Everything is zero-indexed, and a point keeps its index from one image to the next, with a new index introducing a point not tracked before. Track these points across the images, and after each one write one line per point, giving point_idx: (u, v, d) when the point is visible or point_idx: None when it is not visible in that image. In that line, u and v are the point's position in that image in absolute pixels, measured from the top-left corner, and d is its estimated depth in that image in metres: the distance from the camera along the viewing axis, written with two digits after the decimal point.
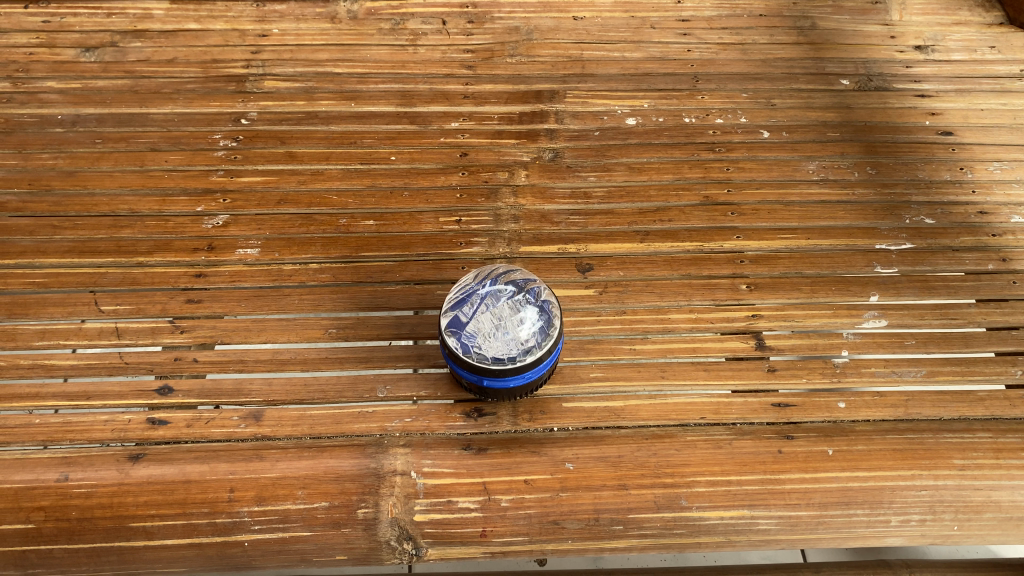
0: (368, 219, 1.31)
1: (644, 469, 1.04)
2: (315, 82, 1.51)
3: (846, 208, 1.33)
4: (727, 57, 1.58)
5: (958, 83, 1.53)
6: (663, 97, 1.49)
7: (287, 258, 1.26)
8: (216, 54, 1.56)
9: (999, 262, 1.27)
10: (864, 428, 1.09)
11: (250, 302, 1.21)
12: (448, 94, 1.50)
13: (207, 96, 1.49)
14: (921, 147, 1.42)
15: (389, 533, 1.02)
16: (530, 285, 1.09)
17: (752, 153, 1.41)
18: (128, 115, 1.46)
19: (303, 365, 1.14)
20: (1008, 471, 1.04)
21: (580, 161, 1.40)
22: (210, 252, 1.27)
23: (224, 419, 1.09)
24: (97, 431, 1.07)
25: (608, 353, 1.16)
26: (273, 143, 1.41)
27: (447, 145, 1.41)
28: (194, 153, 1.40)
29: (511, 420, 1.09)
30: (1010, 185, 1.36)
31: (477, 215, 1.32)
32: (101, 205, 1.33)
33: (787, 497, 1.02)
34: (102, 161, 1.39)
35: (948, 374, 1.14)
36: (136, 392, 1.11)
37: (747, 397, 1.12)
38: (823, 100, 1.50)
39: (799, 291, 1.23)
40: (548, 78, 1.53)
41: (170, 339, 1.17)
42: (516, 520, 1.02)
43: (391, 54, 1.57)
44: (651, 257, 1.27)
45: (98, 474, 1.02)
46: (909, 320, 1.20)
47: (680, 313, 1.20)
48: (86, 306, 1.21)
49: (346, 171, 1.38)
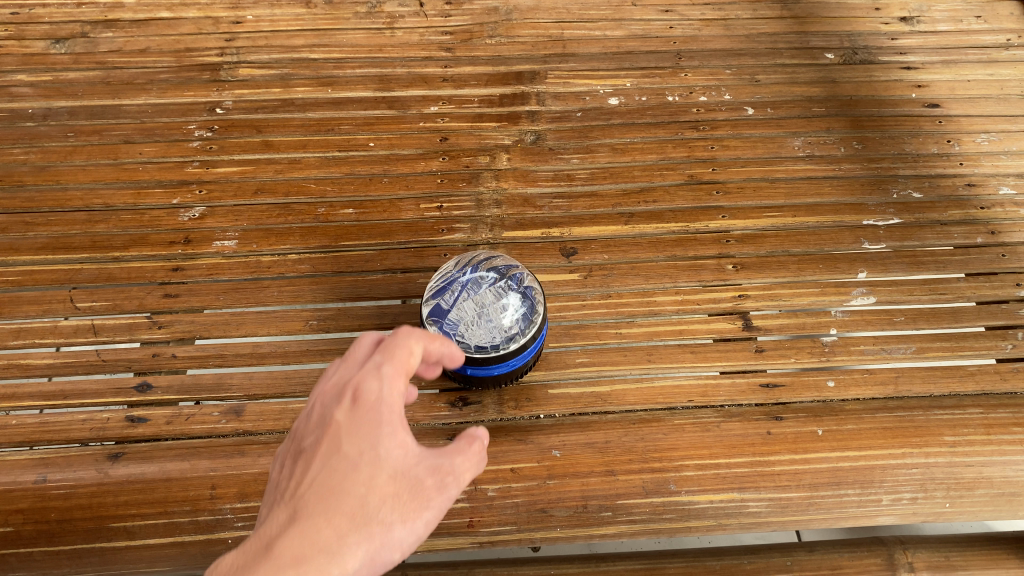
0: (347, 208, 1.28)
1: (631, 454, 1.03)
2: (290, 69, 1.48)
3: (832, 184, 1.31)
4: (711, 33, 1.53)
5: (945, 54, 1.51)
6: (645, 75, 1.46)
7: (265, 249, 1.24)
8: (189, 42, 1.52)
9: (988, 235, 1.25)
10: (854, 407, 1.09)
11: (229, 295, 1.19)
12: (427, 77, 1.47)
13: (181, 86, 1.45)
14: (908, 120, 1.40)
15: None
16: (512, 273, 1.08)
17: (737, 130, 1.38)
18: (100, 107, 1.43)
19: (284, 357, 1.12)
20: (999, 447, 1.04)
21: (562, 143, 1.37)
22: (186, 245, 1.24)
23: (205, 415, 1.08)
24: (75, 430, 1.07)
25: (593, 338, 1.14)
26: (249, 133, 1.38)
27: (427, 130, 1.39)
28: (169, 144, 1.37)
29: (497, 408, 1.08)
30: (998, 156, 1.35)
31: (458, 201, 1.29)
32: (75, 200, 1.30)
33: (776, 478, 1.02)
34: (75, 155, 1.36)
35: (938, 350, 1.13)
36: (114, 390, 1.10)
37: (734, 378, 1.11)
38: (809, 74, 1.47)
39: (786, 270, 1.21)
40: (529, 58, 1.50)
41: (148, 335, 1.15)
42: (503, 509, 1.01)
43: (368, 38, 1.53)
44: (635, 239, 1.24)
45: (77, 474, 1.01)
46: (897, 296, 1.19)
47: (666, 295, 1.18)
48: (61, 303, 1.19)
49: (324, 159, 1.35)
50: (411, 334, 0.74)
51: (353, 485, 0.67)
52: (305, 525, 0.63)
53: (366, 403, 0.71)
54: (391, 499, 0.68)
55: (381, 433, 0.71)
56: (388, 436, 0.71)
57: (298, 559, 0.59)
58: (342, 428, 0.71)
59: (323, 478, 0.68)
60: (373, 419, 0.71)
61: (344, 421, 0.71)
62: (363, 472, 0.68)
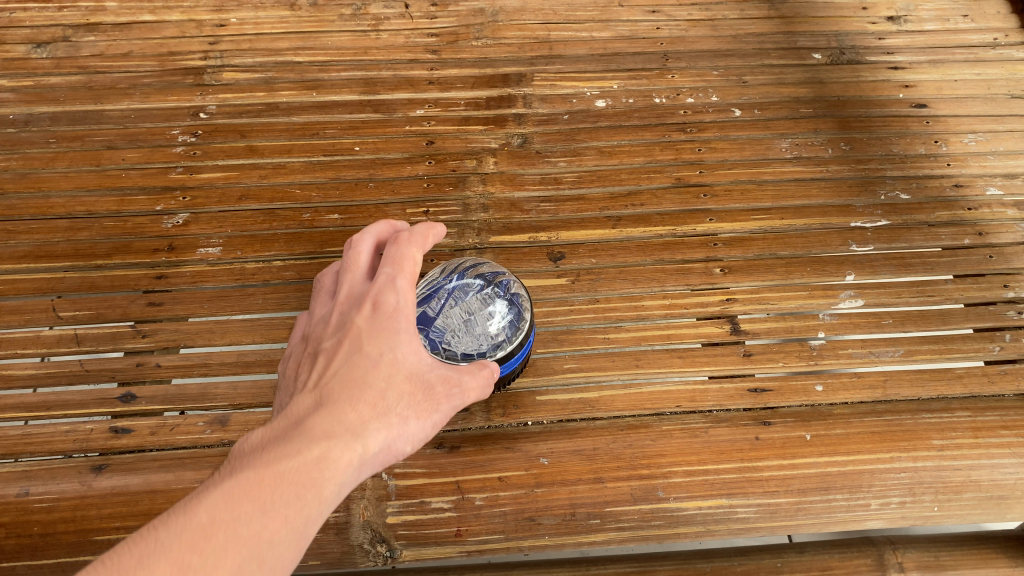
0: (332, 213, 1.27)
1: (619, 461, 1.03)
2: (275, 72, 1.47)
3: (820, 186, 1.31)
4: (697, 34, 1.53)
5: (932, 54, 1.50)
6: (632, 77, 1.45)
7: (250, 256, 1.23)
8: (172, 46, 1.51)
9: (976, 236, 1.25)
10: (842, 411, 1.08)
11: (213, 303, 1.18)
12: (412, 80, 1.46)
13: (164, 90, 1.44)
14: (895, 121, 1.39)
15: (361, 536, 1.00)
16: (499, 278, 1.06)
17: (724, 132, 1.37)
18: (82, 113, 1.41)
19: (269, 366, 1.12)
20: (987, 450, 1.04)
21: (549, 146, 1.36)
22: (170, 253, 1.23)
23: (189, 425, 1.07)
24: (58, 442, 1.06)
25: (581, 343, 1.13)
26: (233, 138, 1.37)
27: (413, 133, 1.38)
28: (153, 150, 1.36)
29: (484, 416, 1.07)
30: (985, 157, 1.35)
31: (445, 206, 1.28)
32: (57, 207, 1.29)
33: (765, 484, 1.02)
34: (57, 162, 1.35)
35: (926, 353, 1.13)
36: (97, 401, 1.09)
37: (723, 383, 1.10)
38: (796, 75, 1.46)
39: (774, 273, 1.20)
40: (515, 61, 1.49)
41: (132, 344, 1.14)
42: (491, 518, 1.01)
43: (353, 41, 1.52)
44: (623, 243, 1.24)
45: (60, 487, 1.01)
46: (885, 299, 1.18)
47: (654, 299, 1.18)
48: (44, 312, 1.18)
49: (308, 164, 1.34)
50: (411, 243, 0.84)
51: (376, 378, 0.74)
52: (331, 409, 0.71)
53: (386, 311, 0.79)
54: (412, 394, 0.76)
55: (399, 336, 0.78)
56: (405, 338, 0.78)
57: (327, 437, 0.68)
58: (362, 330, 0.78)
59: (347, 371, 0.75)
60: (392, 325, 0.79)
61: (366, 325, 0.79)
62: (383, 368, 0.75)
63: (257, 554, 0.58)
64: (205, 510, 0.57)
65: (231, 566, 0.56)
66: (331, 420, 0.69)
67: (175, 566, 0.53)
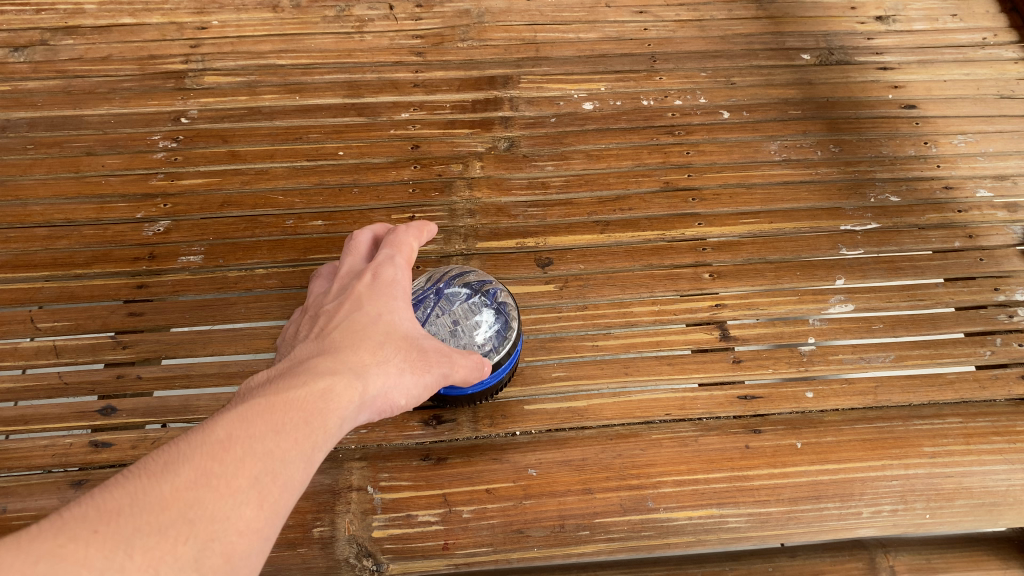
0: (316, 219, 1.25)
1: (609, 471, 1.02)
2: (257, 76, 1.44)
3: (809, 189, 1.29)
4: (685, 35, 1.51)
5: (921, 54, 1.49)
6: (620, 79, 1.43)
7: (232, 264, 1.21)
8: (152, 49, 1.48)
9: (966, 239, 1.24)
10: (833, 418, 1.07)
11: (195, 313, 1.16)
12: (397, 83, 1.44)
13: (144, 95, 1.41)
14: (884, 122, 1.38)
15: (347, 550, 0.99)
16: (487, 287, 1.04)
17: (713, 135, 1.36)
18: (61, 118, 1.39)
19: (252, 377, 1.10)
20: (978, 457, 1.03)
21: (536, 149, 1.34)
22: (152, 261, 1.21)
23: (171, 439, 1.05)
24: (37, 457, 1.04)
25: (570, 351, 1.12)
26: (215, 143, 1.35)
27: (398, 137, 1.36)
28: (133, 156, 1.33)
29: (471, 427, 1.05)
30: (975, 158, 1.34)
31: (431, 211, 1.27)
32: (35, 215, 1.27)
33: (756, 493, 1.01)
34: (35, 169, 1.32)
35: (917, 358, 1.12)
36: (77, 414, 1.07)
37: (712, 391, 1.09)
38: (785, 76, 1.45)
39: (763, 278, 1.19)
40: (501, 62, 1.47)
41: (112, 355, 1.12)
42: (479, 531, 0.99)
43: (336, 43, 1.50)
44: (611, 248, 1.22)
45: (38, 504, 0.99)
46: (876, 303, 1.17)
47: (643, 306, 1.17)
48: (22, 324, 1.15)
49: (291, 169, 1.32)
50: (408, 231, 0.94)
51: (374, 333, 0.82)
52: (333, 356, 0.79)
53: (384, 282, 0.88)
54: (408, 350, 0.83)
55: (395, 302, 0.86)
56: (401, 306, 0.86)
57: (330, 375, 0.75)
58: (362, 295, 0.86)
59: (348, 326, 0.82)
60: (388, 294, 0.87)
61: (366, 291, 0.87)
62: (381, 326, 0.83)
63: (270, 468, 0.66)
64: (224, 428, 0.66)
65: (249, 475, 0.64)
66: (333, 362, 0.77)
67: (199, 472, 0.62)
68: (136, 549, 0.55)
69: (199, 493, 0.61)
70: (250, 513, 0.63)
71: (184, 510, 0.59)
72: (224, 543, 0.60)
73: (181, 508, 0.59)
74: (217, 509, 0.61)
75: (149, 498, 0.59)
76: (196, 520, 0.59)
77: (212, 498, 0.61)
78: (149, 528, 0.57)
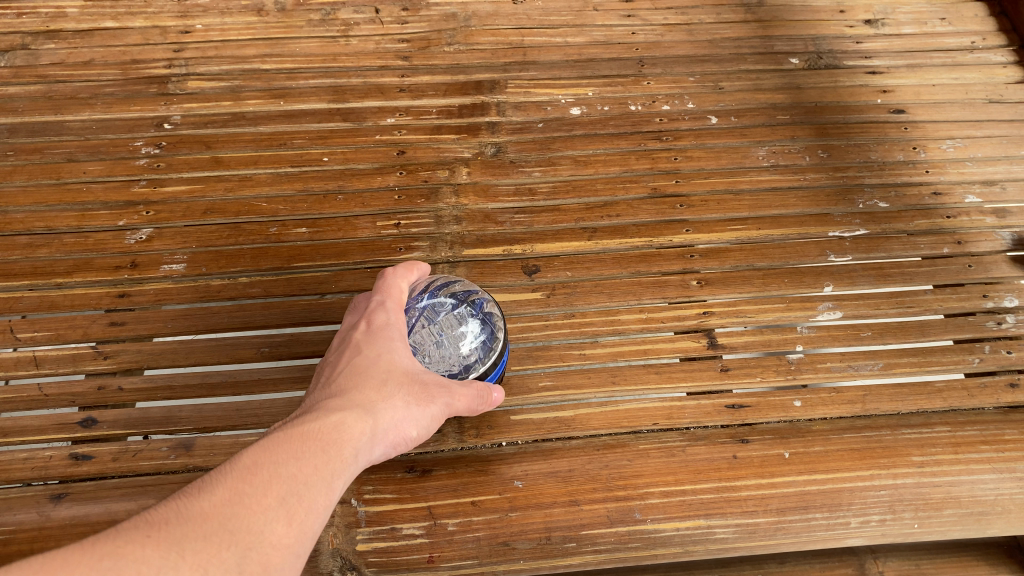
0: (300, 227, 1.24)
1: (595, 483, 1.01)
2: (241, 81, 1.43)
3: (798, 195, 1.29)
4: (674, 39, 1.50)
5: (910, 58, 1.49)
6: (608, 83, 1.42)
7: (215, 272, 1.19)
8: (135, 53, 1.47)
9: (955, 245, 1.24)
10: (821, 427, 1.07)
11: (177, 322, 1.15)
12: (383, 87, 1.42)
13: (127, 100, 1.40)
14: (873, 127, 1.37)
15: (330, 564, 0.97)
16: (473, 298, 1.01)
17: (700, 140, 1.35)
18: (42, 124, 1.37)
19: (234, 388, 1.09)
20: (967, 466, 1.03)
21: (523, 155, 1.33)
22: (134, 270, 1.20)
23: (153, 451, 1.04)
24: (16, 470, 1.02)
25: (556, 360, 1.11)
26: (198, 149, 1.33)
27: (384, 143, 1.35)
28: (115, 162, 1.32)
29: (457, 437, 1.04)
30: (963, 163, 1.33)
31: (417, 218, 1.26)
32: (15, 223, 1.25)
33: (744, 504, 1.00)
34: (15, 175, 1.31)
35: (906, 366, 1.11)
36: (56, 426, 1.06)
37: (700, 400, 1.08)
38: (773, 80, 1.44)
39: (751, 285, 1.18)
40: (488, 67, 1.46)
41: (93, 366, 1.11)
42: (464, 544, 0.98)
43: (322, 47, 1.48)
44: (599, 256, 1.21)
45: (17, 518, 0.97)
46: (864, 310, 1.17)
47: (630, 313, 1.16)
48: (1, 334, 1.14)
49: (276, 175, 1.31)
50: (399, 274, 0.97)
51: (376, 370, 0.83)
52: (340, 396, 0.80)
53: (379, 323, 0.89)
54: (411, 385, 0.84)
55: (395, 340, 0.87)
56: (400, 343, 0.87)
57: (340, 411, 0.77)
58: (360, 339, 0.87)
59: (351, 368, 0.84)
60: (385, 334, 0.88)
61: (363, 334, 0.88)
62: (383, 363, 0.84)
63: (296, 490, 0.67)
64: (248, 457, 0.68)
65: (277, 496, 0.66)
66: (341, 402, 0.79)
67: (231, 493, 0.65)
68: (186, 552, 0.58)
69: (234, 510, 0.63)
70: (282, 528, 0.64)
71: (223, 522, 0.62)
72: (261, 552, 0.62)
73: (218, 521, 0.62)
74: (251, 523, 0.63)
75: (188, 513, 0.61)
76: (235, 530, 0.62)
77: (245, 514, 0.63)
78: (194, 534, 0.60)
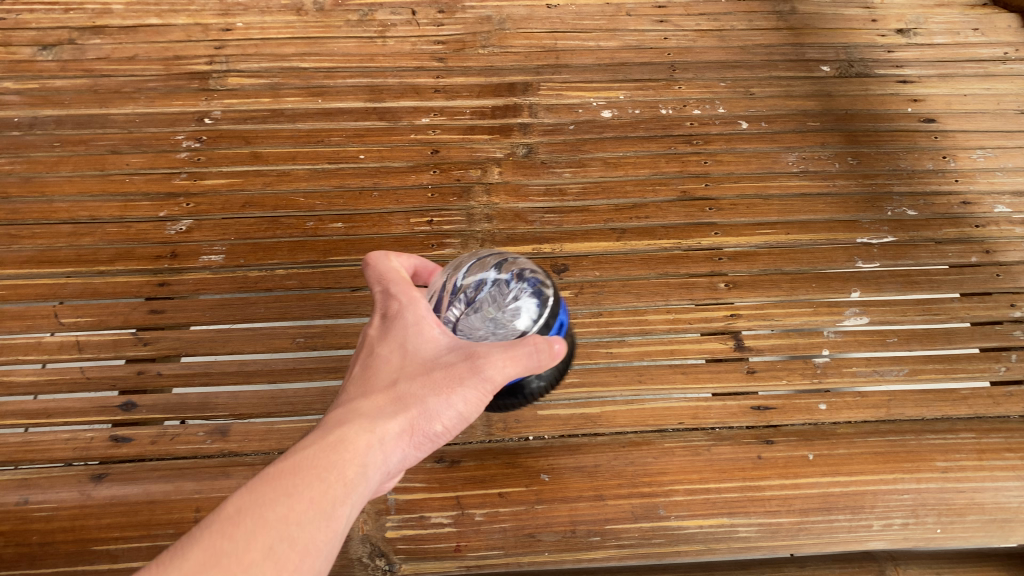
0: (336, 222, 1.27)
1: (621, 479, 1.02)
2: (280, 78, 1.46)
3: (827, 201, 1.30)
4: (706, 45, 1.52)
5: (941, 68, 1.49)
6: (639, 87, 1.44)
7: (253, 264, 1.22)
8: (178, 50, 1.50)
9: (982, 254, 1.24)
10: (846, 430, 1.07)
11: (215, 311, 1.18)
12: (418, 88, 1.45)
13: (169, 95, 1.43)
14: (903, 135, 1.38)
15: (360, 550, 1.01)
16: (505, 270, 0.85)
17: (731, 145, 1.36)
18: (87, 117, 1.41)
19: (270, 376, 1.11)
20: (991, 472, 1.03)
21: (555, 156, 1.35)
22: (173, 259, 1.23)
23: (190, 435, 1.06)
24: (59, 450, 1.06)
25: (584, 357, 1.13)
26: (238, 144, 1.37)
27: (417, 142, 1.37)
28: (157, 155, 1.35)
29: (484, 430, 1.07)
30: (993, 173, 1.34)
31: (449, 215, 1.28)
32: (61, 212, 1.29)
33: (768, 504, 1.01)
34: (61, 166, 1.34)
35: (931, 372, 1.12)
36: (98, 409, 1.09)
37: (726, 401, 1.09)
38: (804, 87, 1.45)
39: (779, 289, 1.20)
40: (522, 69, 1.48)
41: (133, 352, 1.14)
42: (491, 534, 1.00)
43: (359, 47, 1.51)
44: (627, 256, 1.23)
45: (59, 496, 1.01)
46: (891, 316, 1.17)
47: (658, 314, 1.17)
48: (46, 319, 1.18)
49: (313, 171, 1.33)
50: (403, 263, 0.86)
51: (387, 369, 0.74)
52: (347, 406, 0.71)
53: (389, 314, 0.77)
54: (429, 373, 0.72)
55: (407, 329, 0.75)
56: (415, 330, 0.75)
57: (341, 424, 0.67)
58: (372, 336, 0.77)
59: (361, 370, 0.75)
60: (398, 322, 0.76)
61: (375, 329, 0.78)
62: (394, 360, 0.74)
63: (285, 535, 0.58)
64: (232, 502, 0.59)
65: (262, 546, 0.57)
66: (346, 411, 0.70)
67: (206, 554, 0.55)
68: None
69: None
70: None
71: None
72: None
73: None
74: None
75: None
76: None
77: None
78: None
